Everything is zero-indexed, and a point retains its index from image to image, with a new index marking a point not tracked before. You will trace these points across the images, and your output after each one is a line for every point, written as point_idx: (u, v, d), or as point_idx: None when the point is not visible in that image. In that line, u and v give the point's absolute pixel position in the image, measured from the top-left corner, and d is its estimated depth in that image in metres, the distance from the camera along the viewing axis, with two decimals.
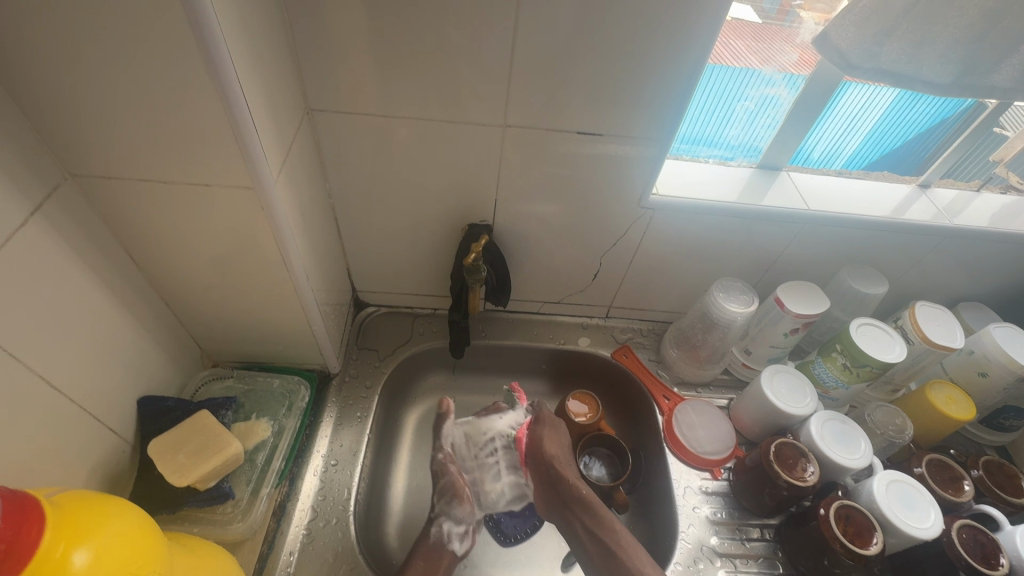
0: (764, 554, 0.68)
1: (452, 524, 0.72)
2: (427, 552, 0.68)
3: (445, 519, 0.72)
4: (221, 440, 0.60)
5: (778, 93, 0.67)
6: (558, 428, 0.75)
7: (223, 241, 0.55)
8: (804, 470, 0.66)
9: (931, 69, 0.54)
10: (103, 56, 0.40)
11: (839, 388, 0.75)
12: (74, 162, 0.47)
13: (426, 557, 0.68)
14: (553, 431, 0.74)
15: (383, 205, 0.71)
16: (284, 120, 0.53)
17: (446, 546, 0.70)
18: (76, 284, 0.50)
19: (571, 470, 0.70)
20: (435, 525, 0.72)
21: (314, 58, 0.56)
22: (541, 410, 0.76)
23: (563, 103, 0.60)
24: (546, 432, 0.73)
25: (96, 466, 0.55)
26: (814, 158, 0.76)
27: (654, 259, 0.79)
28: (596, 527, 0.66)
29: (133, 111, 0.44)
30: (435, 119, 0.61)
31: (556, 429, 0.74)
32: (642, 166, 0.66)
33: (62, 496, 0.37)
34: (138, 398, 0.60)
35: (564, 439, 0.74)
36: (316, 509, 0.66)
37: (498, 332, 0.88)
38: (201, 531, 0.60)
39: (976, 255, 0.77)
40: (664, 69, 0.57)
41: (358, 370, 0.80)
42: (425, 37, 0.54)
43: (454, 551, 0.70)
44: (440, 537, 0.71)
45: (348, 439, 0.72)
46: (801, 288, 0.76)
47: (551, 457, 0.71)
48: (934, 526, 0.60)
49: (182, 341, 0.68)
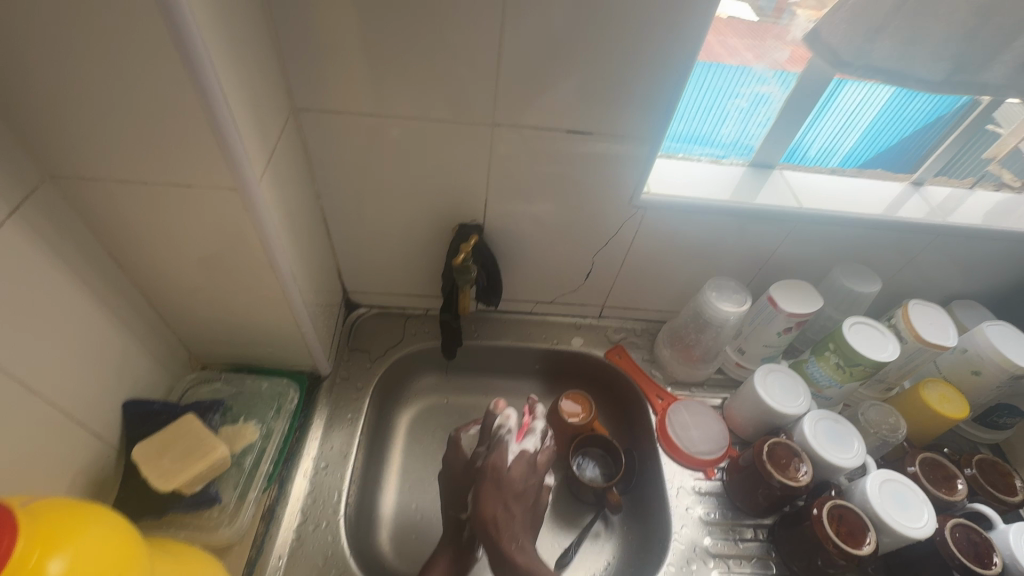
0: (758, 555, 0.68)
1: (479, 530, 0.68)
2: (459, 560, 0.66)
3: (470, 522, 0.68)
4: (207, 443, 0.59)
5: (769, 91, 0.67)
6: (521, 458, 0.67)
7: (207, 243, 0.55)
8: (797, 470, 0.66)
9: (923, 66, 0.54)
10: (79, 56, 0.39)
11: (832, 387, 0.75)
12: (54, 163, 0.46)
13: (451, 564, 0.65)
14: (501, 456, 0.67)
15: (372, 206, 0.71)
16: (267, 119, 0.52)
17: (473, 551, 0.67)
18: (58, 288, 0.49)
19: (510, 531, 0.62)
20: (466, 528, 0.68)
21: (299, 58, 0.55)
22: (501, 445, 0.68)
23: (552, 101, 0.59)
24: (502, 464, 0.66)
25: (81, 472, 0.54)
26: (811, 156, 0.75)
27: (647, 258, 0.78)
28: (526, 565, 0.61)
29: (112, 111, 0.43)
30: (422, 118, 0.60)
31: (498, 483, 0.65)
32: (633, 165, 0.66)
33: (39, 504, 0.36)
34: (124, 402, 0.59)
35: (514, 481, 0.65)
36: (305, 512, 0.65)
37: (490, 332, 0.87)
38: (188, 536, 0.59)
39: (970, 253, 0.77)
40: (653, 66, 0.56)
41: (349, 372, 0.80)
42: (411, 35, 0.53)
43: (478, 551, 0.68)
44: (469, 541, 0.67)
45: (338, 442, 0.72)
46: (794, 287, 0.75)
47: (488, 521, 0.62)
48: (927, 525, 0.60)
49: (169, 344, 0.67)
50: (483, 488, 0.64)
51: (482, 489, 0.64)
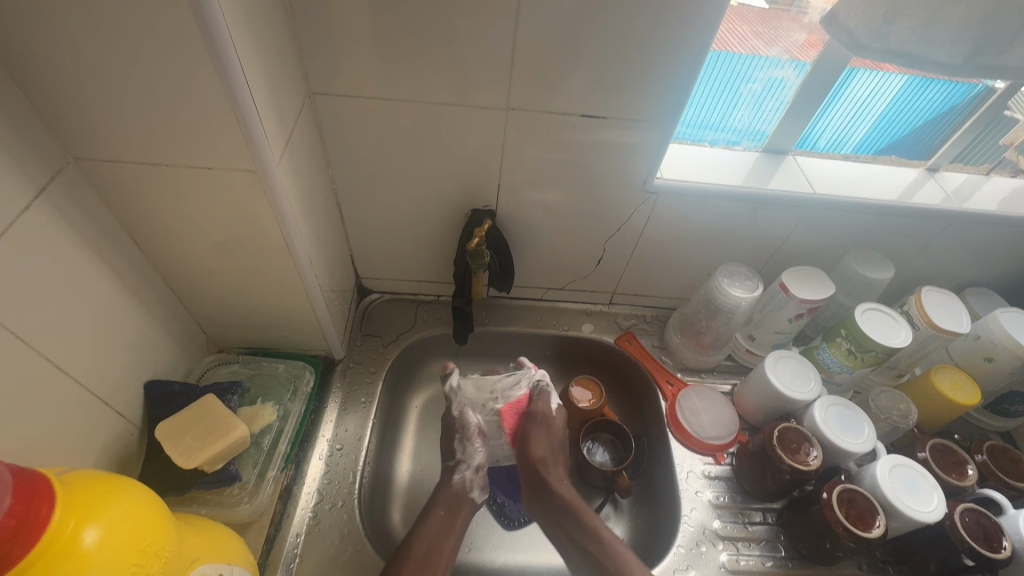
0: (766, 538, 0.69)
1: (473, 473, 0.72)
2: (455, 488, 0.70)
3: (467, 466, 0.72)
4: (227, 423, 0.60)
5: (785, 75, 0.66)
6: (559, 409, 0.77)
7: (226, 226, 0.55)
8: (807, 454, 0.66)
9: (943, 50, 0.53)
10: (99, 37, 0.39)
11: (843, 373, 0.75)
12: (78, 146, 0.47)
13: (447, 501, 0.68)
14: (546, 404, 0.77)
15: (386, 192, 0.71)
16: (284, 102, 0.52)
17: (468, 493, 0.70)
18: (83, 269, 0.50)
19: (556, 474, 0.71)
20: (458, 472, 0.71)
21: (315, 42, 0.55)
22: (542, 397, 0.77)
23: (566, 86, 0.59)
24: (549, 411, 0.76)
25: (104, 449, 0.55)
26: (822, 146, 0.75)
27: (658, 244, 0.78)
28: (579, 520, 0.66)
29: (132, 91, 0.43)
30: (437, 101, 0.60)
31: (547, 427, 0.75)
32: (646, 152, 0.66)
33: (73, 475, 0.37)
34: (145, 382, 0.61)
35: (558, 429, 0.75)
36: (322, 492, 0.67)
37: (501, 318, 0.88)
38: (208, 513, 0.60)
39: (985, 240, 0.76)
40: (670, 48, 0.55)
41: (362, 356, 0.81)
42: (425, 19, 0.53)
43: (473, 498, 0.70)
44: (464, 483, 0.71)
45: (352, 424, 0.73)
46: (807, 273, 0.75)
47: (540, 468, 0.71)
48: (937, 509, 0.61)
49: (186, 327, 0.68)
50: (531, 434, 0.74)
51: (531, 434, 0.74)
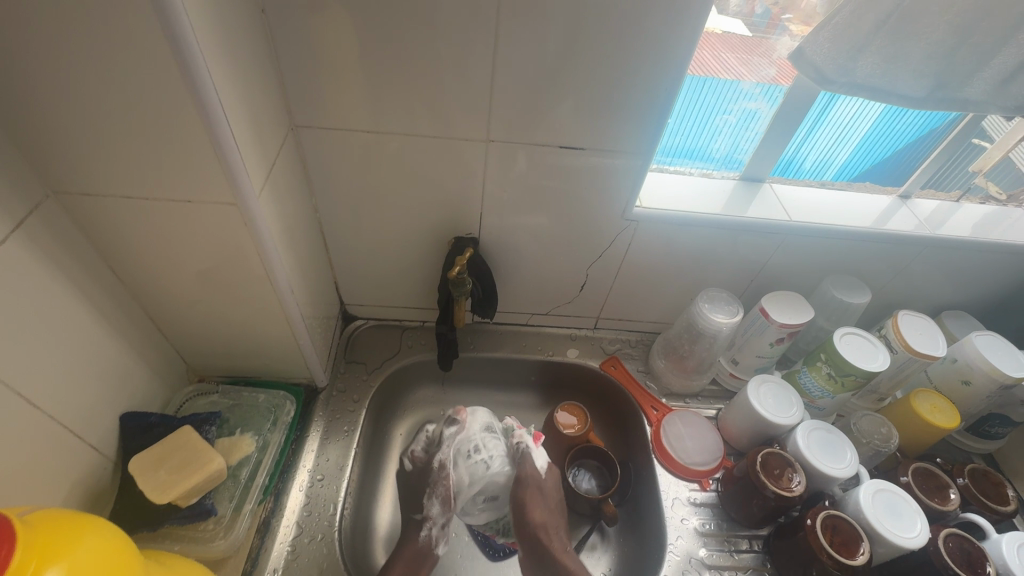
0: (753, 566, 0.68)
1: (439, 527, 0.69)
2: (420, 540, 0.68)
3: (433, 523, 0.69)
4: (204, 455, 0.60)
5: (757, 107, 0.68)
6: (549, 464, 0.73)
7: (206, 257, 0.56)
8: (790, 480, 0.66)
9: (906, 84, 0.56)
10: (81, 74, 0.40)
11: (825, 397, 0.76)
12: (58, 180, 0.47)
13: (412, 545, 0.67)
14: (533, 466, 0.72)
15: (370, 221, 0.72)
16: (266, 136, 0.53)
17: (432, 549, 0.67)
18: (59, 302, 0.50)
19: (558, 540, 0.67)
20: (423, 527, 0.69)
21: (298, 76, 0.57)
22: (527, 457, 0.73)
23: (544, 118, 0.61)
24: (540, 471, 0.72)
25: (76, 484, 0.54)
26: (806, 169, 0.77)
27: (639, 270, 0.79)
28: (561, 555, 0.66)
29: (114, 128, 0.44)
30: (419, 132, 0.62)
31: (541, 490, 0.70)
32: (625, 180, 0.67)
33: (36, 515, 0.36)
34: (120, 414, 0.60)
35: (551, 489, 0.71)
36: (301, 525, 0.65)
37: (486, 344, 0.88)
38: (182, 549, 0.59)
39: (958, 264, 0.78)
40: (643, 80, 0.57)
41: (345, 384, 0.80)
42: (405, 55, 0.55)
43: (438, 554, 0.68)
44: (428, 539, 0.68)
45: (334, 454, 0.72)
46: (786, 298, 0.76)
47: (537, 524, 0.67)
48: (920, 535, 0.60)
49: (166, 356, 0.67)
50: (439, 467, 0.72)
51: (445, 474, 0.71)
